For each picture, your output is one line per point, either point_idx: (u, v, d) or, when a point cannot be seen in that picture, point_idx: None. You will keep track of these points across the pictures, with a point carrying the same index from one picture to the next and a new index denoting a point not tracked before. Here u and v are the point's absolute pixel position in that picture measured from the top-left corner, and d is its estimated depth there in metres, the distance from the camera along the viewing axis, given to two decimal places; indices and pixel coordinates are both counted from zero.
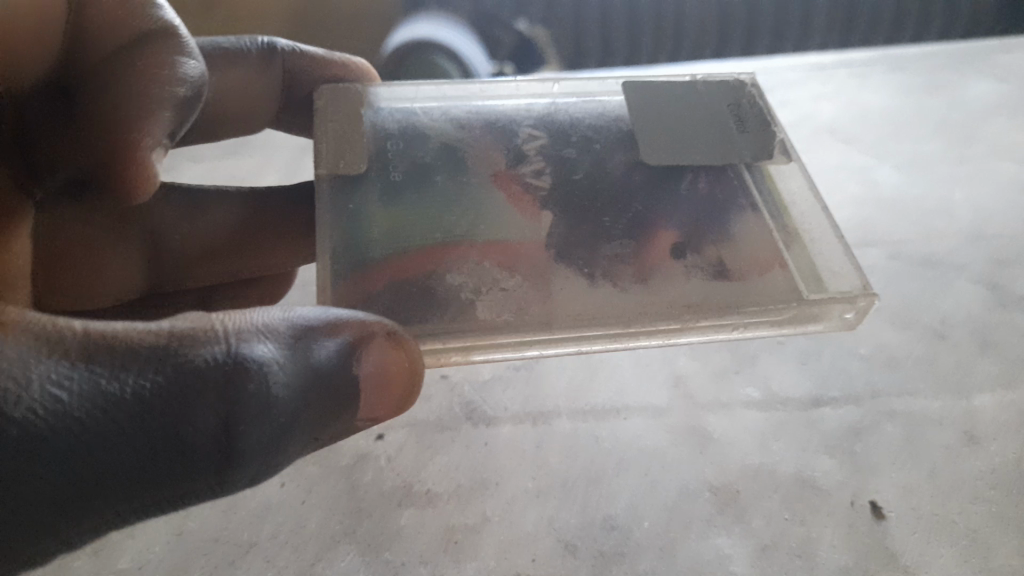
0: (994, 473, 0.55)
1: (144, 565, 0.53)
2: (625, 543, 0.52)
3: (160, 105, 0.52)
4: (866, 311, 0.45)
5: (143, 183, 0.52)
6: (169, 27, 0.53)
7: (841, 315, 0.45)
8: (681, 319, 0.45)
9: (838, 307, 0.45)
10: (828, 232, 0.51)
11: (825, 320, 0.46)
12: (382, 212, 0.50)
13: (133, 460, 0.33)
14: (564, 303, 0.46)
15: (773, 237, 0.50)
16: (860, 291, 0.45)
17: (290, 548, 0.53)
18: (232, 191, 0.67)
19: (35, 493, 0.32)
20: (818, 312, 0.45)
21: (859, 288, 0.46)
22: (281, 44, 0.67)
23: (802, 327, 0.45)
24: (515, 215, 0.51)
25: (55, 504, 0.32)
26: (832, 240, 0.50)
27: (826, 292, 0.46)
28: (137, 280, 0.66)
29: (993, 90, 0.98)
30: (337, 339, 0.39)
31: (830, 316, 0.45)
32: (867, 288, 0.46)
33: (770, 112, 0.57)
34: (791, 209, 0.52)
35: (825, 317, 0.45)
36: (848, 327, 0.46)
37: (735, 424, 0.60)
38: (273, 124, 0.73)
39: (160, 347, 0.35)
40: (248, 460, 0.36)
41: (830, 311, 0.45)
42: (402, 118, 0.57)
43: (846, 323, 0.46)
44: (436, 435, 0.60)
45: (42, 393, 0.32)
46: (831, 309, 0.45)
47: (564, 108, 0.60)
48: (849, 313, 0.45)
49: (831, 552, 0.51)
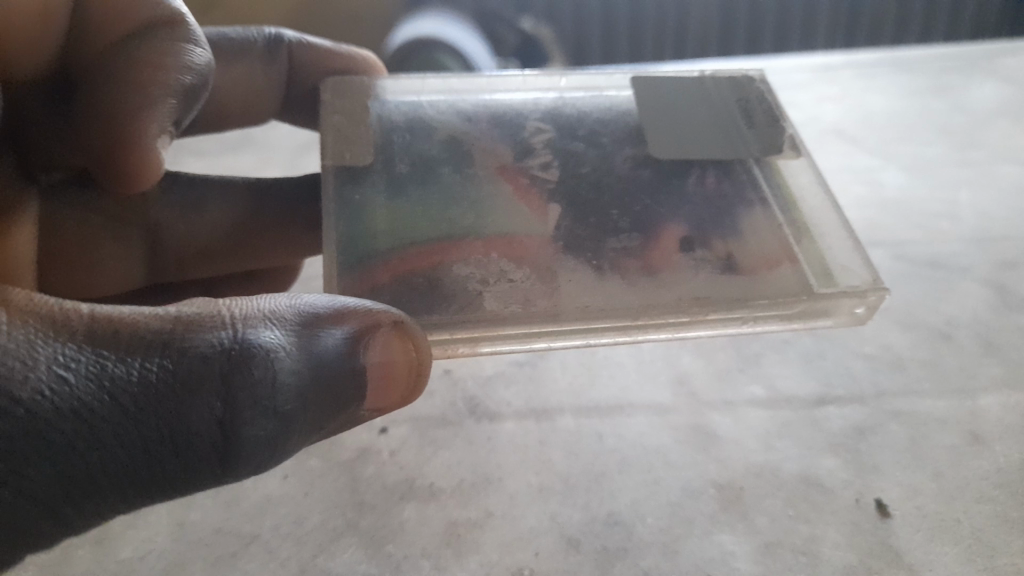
0: (1000, 473, 0.55)
1: (145, 556, 0.52)
2: (628, 539, 0.52)
3: (164, 92, 0.52)
4: (875, 306, 0.45)
5: (142, 175, 0.52)
6: (172, 16, 0.54)
7: (850, 309, 0.45)
8: (690, 313, 0.44)
9: (848, 301, 0.45)
10: (837, 228, 0.50)
11: (835, 315, 0.45)
12: (388, 205, 0.50)
13: (136, 445, 0.33)
14: (570, 297, 0.45)
15: (782, 233, 0.50)
16: (869, 286, 0.45)
17: (292, 541, 0.53)
18: (234, 183, 0.66)
19: (37, 474, 0.32)
20: (828, 307, 0.45)
21: (868, 282, 0.46)
22: (287, 36, 0.67)
23: (811, 324, 0.45)
24: (521, 208, 0.51)
25: (57, 486, 0.32)
26: (841, 235, 0.50)
27: (835, 286, 0.46)
28: (139, 273, 0.65)
29: (998, 92, 0.98)
30: (342, 329, 0.39)
31: (839, 311, 0.45)
32: (876, 283, 0.45)
33: (779, 108, 0.57)
34: (799, 205, 0.52)
35: (835, 312, 0.45)
36: (858, 322, 0.45)
37: (739, 422, 0.59)
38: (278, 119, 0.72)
39: (165, 332, 0.35)
40: (251, 447, 0.36)
41: (840, 305, 0.45)
42: (409, 112, 0.57)
43: (857, 318, 0.45)
44: (439, 430, 0.60)
45: (47, 375, 0.32)
46: (841, 304, 0.45)
47: (571, 103, 0.59)
48: (858, 308, 0.45)
49: (835, 551, 0.50)
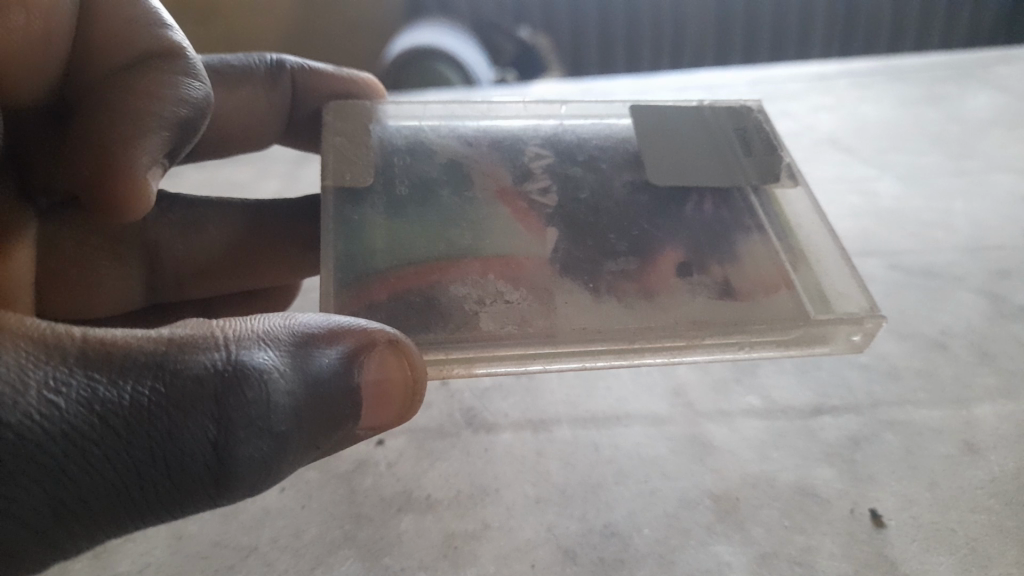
0: (996, 482, 0.55)
1: (143, 569, 0.52)
2: (624, 550, 0.52)
3: (158, 123, 0.52)
4: (872, 334, 0.45)
5: (138, 200, 0.51)
6: (172, 48, 0.54)
7: (848, 337, 0.45)
8: (687, 337, 0.44)
9: (845, 328, 0.45)
10: (834, 258, 0.50)
11: (834, 343, 0.45)
12: (387, 223, 0.50)
13: (128, 469, 0.34)
14: (567, 318, 0.46)
15: (780, 260, 0.50)
16: (867, 314, 0.45)
17: (289, 554, 0.53)
18: (234, 203, 0.66)
19: (26, 499, 0.32)
20: (826, 333, 0.45)
21: (866, 309, 0.46)
22: (289, 61, 0.68)
23: (809, 349, 0.45)
24: (519, 230, 0.51)
25: (45, 511, 0.32)
26: (838, 262, 0.50)
27: (833, 313, 0.46)
28: (136, 292, 0.66)
29: (994, 101, 0.98)
30: (337, 348, 0.40)
31: (837, 338, 0.45)
32: (874, 310, 0.45)
33: (777, 136, 0.58)
34: (797, 231, 0.53)
35: (833, 339, 0.45)
36: (857, 349, 0.45)
37: (735, 433, 0.60)
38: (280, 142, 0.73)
39: (158, 354, 0.35)
40: (245, 469, 0.36)
41: (837, 333, 0.45)
42: (410, 134, 0.57)
43: (854, 346, 0.45)
44: (435, 441, 0.60)
45: (37, 399, 0.32)
46: (838, 331, 0.45)
47: (572, 129, 0.60)
48: (856, 335, 0.45)
49: (831, 562, 0.50)
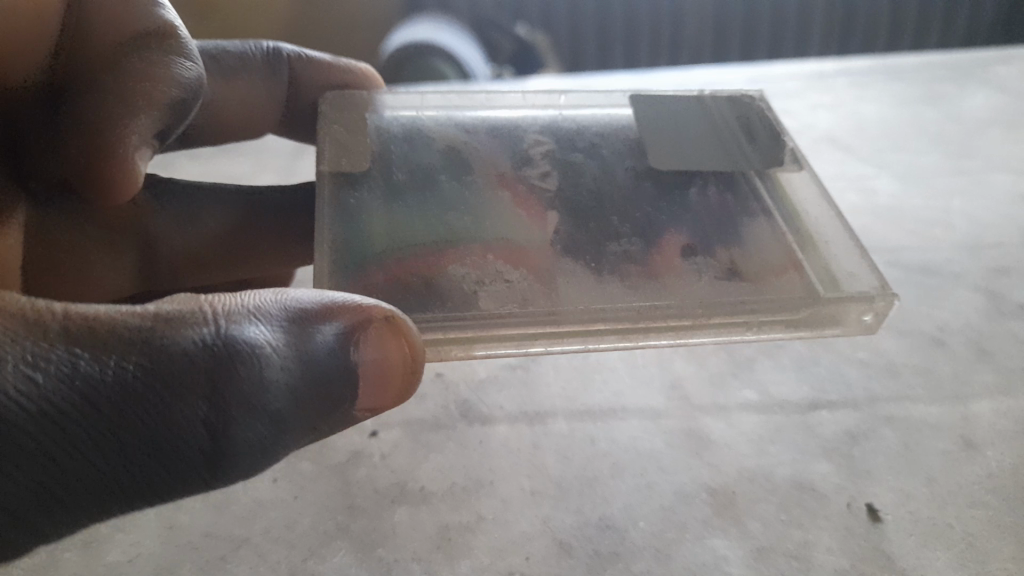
0: (993, 479, 0.55)
1: (133, 560, 0.51)
2: (620, 543, 0.51)
3: (149, 104, 0.52)
4: (884, 314, 0.44)
5: (125, 180, 0.52)
6: (167, 30, 0.54)
7: (859, 317, 0.45)
8: (693, 317, 0.44)
9: (856, 308, 0.45)
10: (843, 238, 0.50)
11: (843, 323, 0.45)
12: (384, 210, 0.50)
13: (113, 448, 0.33)
14: (570, 298, 0.45)
15: (787, 242, 0.50)
16: (878, 292, 0.45)
17: (282, 545, 0.52)
18: (231, 192, 0.67)
19: (5, 478, 0.31)
20: (837, 313, 0.45)
21: (877, 288, 0.45)
22: (286, 50, 0.68)
23: (819, 331, 0.45)
24: (520, 216, 0.51)
25: (24, 492, 0.32)
26: (847, 244, 0.50)
27: (843, 292, 0.45)
28: (131, 281, 0.64)
29: (991, 101, 0.99)
30: (333, 325, 0.39)
31: (848, 319, 0.45)
32: (885, 288, 0.45)
33: (778, 124, 0.58)
34: (804, 216, 0.52)
35: (843, 320, 0.45)
36: (867, 330, 0.45)
37: (732, 428, 0.59)
38: (279, 134, 0.72)
39: (145, 330, 0.34)
40: (239, 448, 0.36)
41: (848, 312, 0.45)
42: (408, 124, 0.57)
43: (865, 327, 0.45)
44: (430, 434, 0.60)
45: (15, 376, 0.31)
46: (849, 311, 0.45)
47: (572, 118, 0.60)
48: (867, 315, 0.45)
49: (827, 556, 0.50)
